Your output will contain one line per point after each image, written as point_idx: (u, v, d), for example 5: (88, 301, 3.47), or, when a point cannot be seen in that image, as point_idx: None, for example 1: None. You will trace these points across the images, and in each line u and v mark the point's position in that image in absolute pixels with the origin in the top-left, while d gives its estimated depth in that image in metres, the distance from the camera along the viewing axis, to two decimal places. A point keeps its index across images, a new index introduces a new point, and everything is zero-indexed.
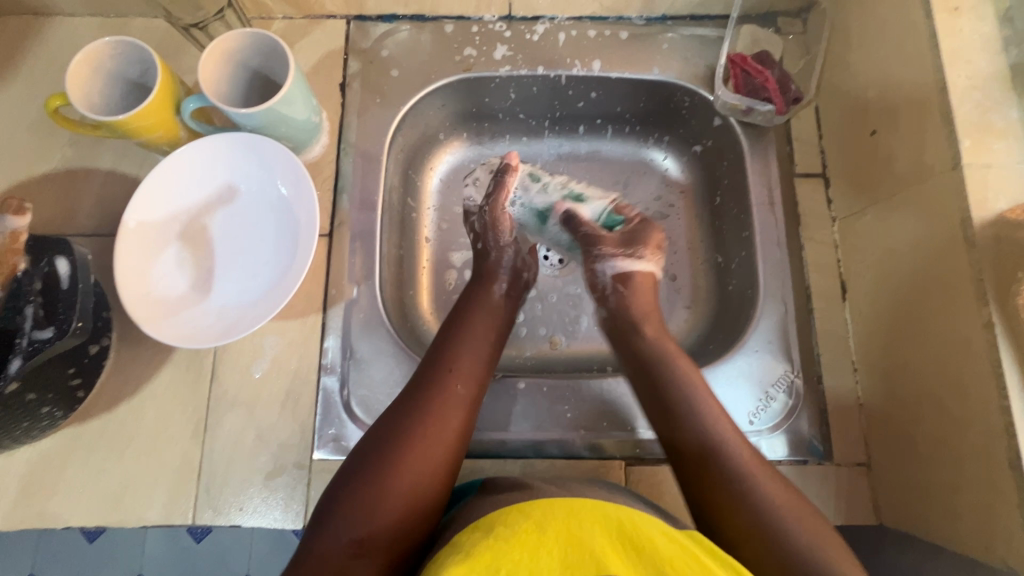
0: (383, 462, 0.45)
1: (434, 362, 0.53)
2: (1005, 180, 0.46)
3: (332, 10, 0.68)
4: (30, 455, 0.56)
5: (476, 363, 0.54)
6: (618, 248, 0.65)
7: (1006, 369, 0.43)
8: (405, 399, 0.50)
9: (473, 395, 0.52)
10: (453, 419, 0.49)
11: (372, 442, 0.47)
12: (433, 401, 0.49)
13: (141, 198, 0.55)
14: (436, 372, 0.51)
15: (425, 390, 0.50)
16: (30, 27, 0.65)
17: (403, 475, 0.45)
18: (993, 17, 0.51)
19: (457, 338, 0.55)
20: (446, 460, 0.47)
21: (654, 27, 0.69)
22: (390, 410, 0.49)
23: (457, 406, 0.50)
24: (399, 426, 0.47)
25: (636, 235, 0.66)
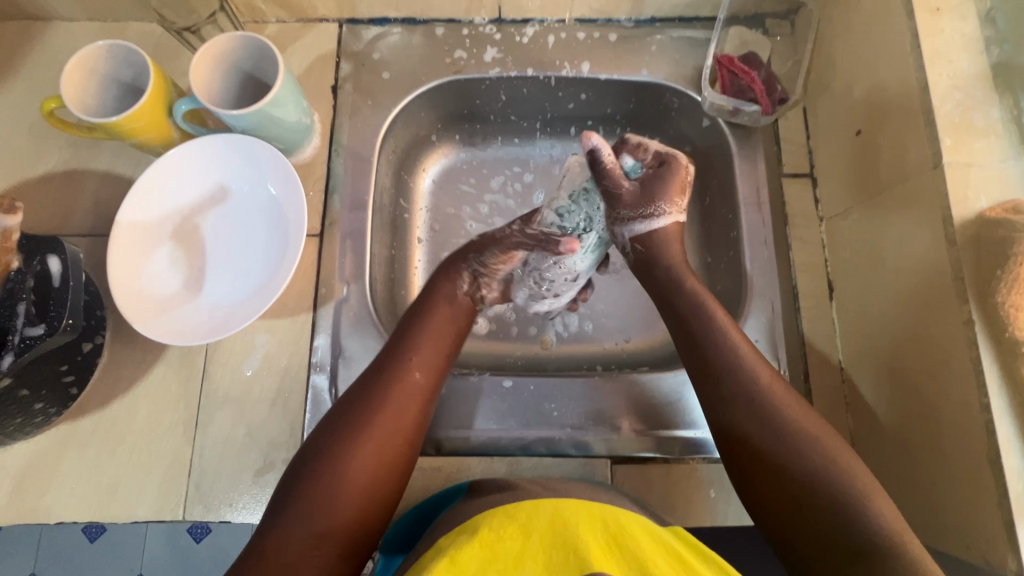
0: (336, 455, 0.45)
1: (391, 354, 0.52)
2: (984, 179, 0.47)
3: (324, 14, 0.69)
4: (25, 451, 0.56)
5: (434, 353, 0.53)
6: (642, 204, 0.54)
7: (985, 367, 0.44)
8: (359, 391, 0.49)
9: (428, 386, 0.51)
10: (407, 411, 0.49)
11: (324, 435, 0.47)
12: (388, 394, 0.49)
13: (134, 198, 0.56)
14: (392, 363, 0.51)
15: (380, 385, 0.49)
16: (29, 32, 0.67)
17: (357, 472, 0.45)
18: (975, 18, 0.51)
19: (416, 328, 0.54)
20: (399, 452, 0.48)
21: (643, 29, 0.70)
22: (343, 407, 0.49)
23: (413, 397, 0.50)
24: (353, 419, 0.47)
25: (657, 185, 0.55)
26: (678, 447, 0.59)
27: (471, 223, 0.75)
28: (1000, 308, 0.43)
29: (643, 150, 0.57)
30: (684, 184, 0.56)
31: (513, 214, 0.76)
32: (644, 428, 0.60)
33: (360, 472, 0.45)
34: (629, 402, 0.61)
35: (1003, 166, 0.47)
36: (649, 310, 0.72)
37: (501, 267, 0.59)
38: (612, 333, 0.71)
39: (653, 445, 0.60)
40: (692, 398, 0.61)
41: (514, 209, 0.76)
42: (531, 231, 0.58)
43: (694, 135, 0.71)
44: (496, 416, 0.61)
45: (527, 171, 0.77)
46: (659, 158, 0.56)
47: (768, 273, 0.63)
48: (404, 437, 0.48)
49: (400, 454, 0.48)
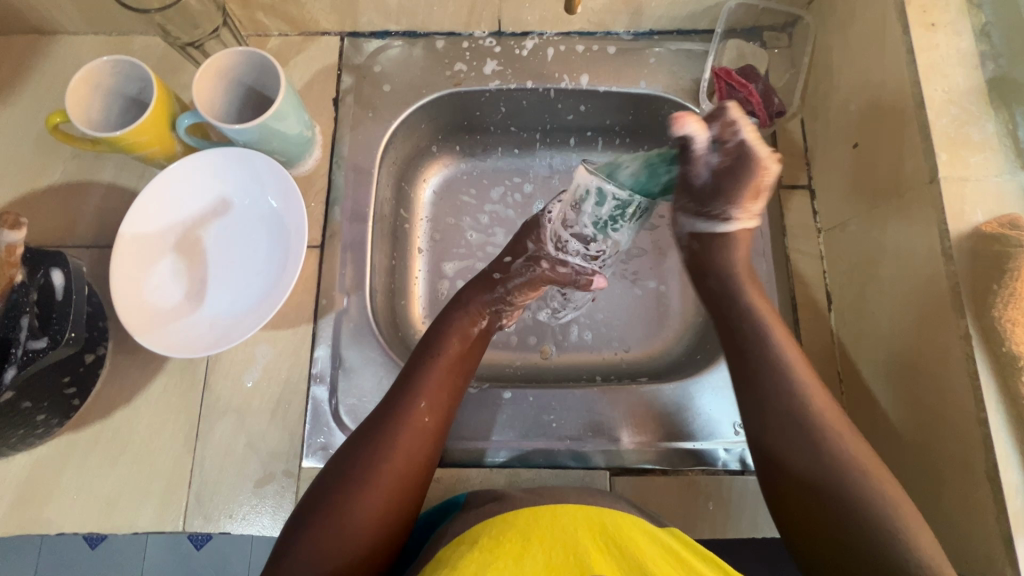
0: (343, 499, 0.46)
1: (399, 392, 0.52)
2: (980, 194, 0.47)
3: (326, 27, 0.70)
4: (27, 461, 0.57)
5: (443, 394, 0.53)
6: (711, 203, 0.57)
7: (983, 381, 0.44)
8: (368, 431, 0.50)
9: (436, 427, 0.52)
10: (414, 453, 0.49)
11: (338, 472, 0.48)
12: (397, 435, 0.49)
13: (137, 211, 0.57)
14: (401, 403, 0.51)
15: (391, 422, 0.50)
16: (35, 46, 0.67)
17: (366, 511, 0.46)
18: (970, 33, 0.51)
19: (424, 366, 0.55)
20: (405, 494, 0.48)
21: (641, 42, 0.70)
22: (356, 441, 0.49)
23: (420, 439, 0.50)
24: (361, 462, 0.48)
25: (732, 186, 0.55)
26: (678, 458, 0.59)
27: (471, 233, 0.76)
28: (997, 322, 0.43)
29: (732, 129, 0.52)
30: (766, 185, 0.55)
31: (513, 225, 0.76)
32: (643, 439, 0.60)
33: (367, 517, 0.46)
34: (628, 414, 0.61)
35: (1000, 180, 0.47)
36: (648, 320, 0.72)
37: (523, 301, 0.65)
38: (611, 343, 0.72)
39: (653, 456, 0.60)
40: (691, 409, 0.61)
41: (514, 220, 0.76)
42: (564, 269, 0.64)
43: None
44: (495, 428, 0.61)
45: (527, 181, 0.78)
46: (743, 153, 0.52)
47: (766, 284, 0.63)
48: (411, 480, 0.49)
49: (405, 497, 0.48)
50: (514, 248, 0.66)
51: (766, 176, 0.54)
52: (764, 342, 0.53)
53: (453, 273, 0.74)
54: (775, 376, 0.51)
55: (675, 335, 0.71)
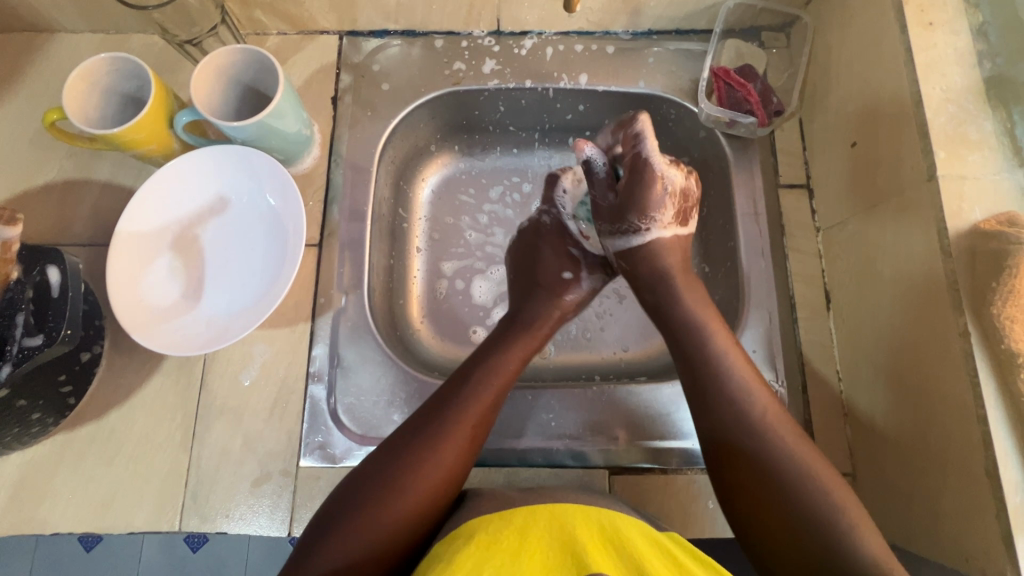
0: (382, 500, 0.46)
1: (449, 399, 0.52)
2: (978, 192, 0.47)
3: (325, 26, 0.70)
4: (21, 460, 0.56)
5: (492, 407, 0.53)
6: (620, 219, 0.60)
7: (982, 378, 0.44)
8: (414, 434, 0.50)
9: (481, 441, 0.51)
10: (457, 464, 0.49)
11: (374, 469, 0.48)
12: (444, 443, 0.49)
13: (134, 209, 0.57)
14: (451, 412, 0.51)
15: (441, 428, 0.50)
16: (32, 44, 0.67)
17: (398, 510, 0.45)
18: (968, 32, 0.52)
19: (479, 376, 0.54)
20: (440, 503, 0.48)
21: (640, 42, 0.70)
22: (399, 439, 0.50)
23: (463, 450, 0.50)
24: (404, 465, 0.47)
25: (632, 198, 0.58)
26: (676, 457, 0.59)
27: (470, 232, 0.76)
28: (996, 320, 0.43)
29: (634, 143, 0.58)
30: (682, 189, 0.60)
31: (512, 224, 0.76)
32: (643, 438, 0.60)
33: (401, 520, 0.45)
34: (627, 413, 0.61)
35: (998, 178, 0.48)
36: (647, 320, 0.72)
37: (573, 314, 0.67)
38: (610, 343, 0.72)
39: (652, 455, 0.59)
40: (690, 409, 0.61)
41: (513, 219, 0.76)
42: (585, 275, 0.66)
43: (691, 146, 0.72)
44: (494, 427, 0.61)
45: (525, 181, 0.78)
46: (632, 164, 0.58)
47: (765, 283, 0.63)
48: (449, 490, 0.48)
49: (439, 505, 0.48)
50: (563, 259, 0.66)
51: (675, 181, 0.59)
52: (712, 355, 0.53)
53: (452, 272, 0.74)
54: (726, 391, 0.51)
55: None
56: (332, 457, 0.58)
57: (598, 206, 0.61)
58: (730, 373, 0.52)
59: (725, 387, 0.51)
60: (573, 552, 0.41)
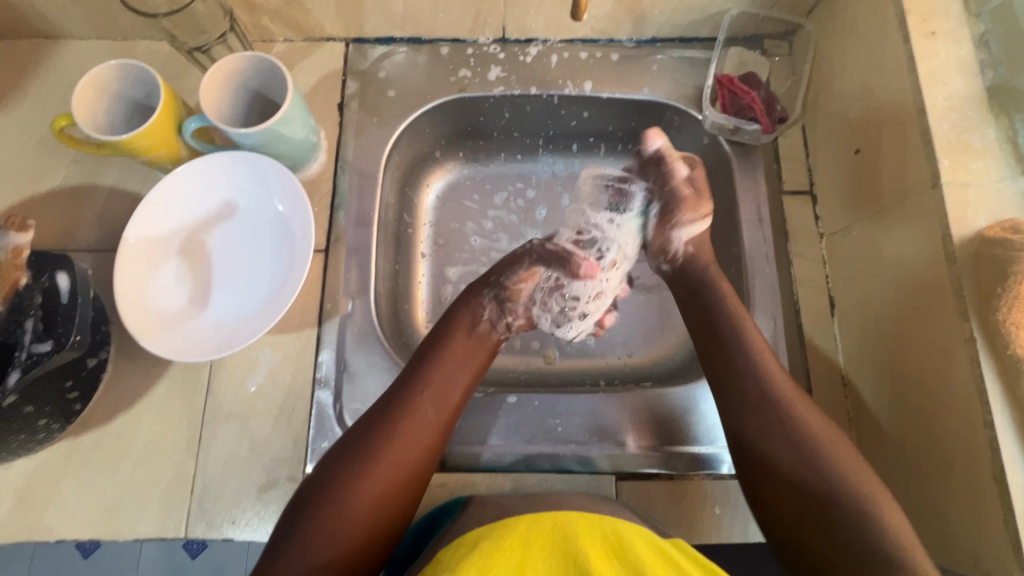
0: (337, 490, 0.46)
1: (402, 388, 0.52)
2: (982, 199, 0.48)
3: (331, 33, 0.70)
4: (27, 467, 0.56)
5: (447, 390, 0.53)
6: (697, 207, 0.62)
7: (988, 384, 0.44)
8: (367, 424, 0.50)
9: (439, 425, 0.51)
10: (414, 450, 0.49)
11: (332, 462, 0.48)
12: (398, 430, 0.49)
13: (141, 215, 0.57)
14: (404, 398, 0.51)
15: (393, 413, 0.50)
16: (39, 51, 0.67)
17: (362, 500, 0.45)
18: (970, 42, 0.52)
19: (431, 364, 0.54)
20: (401, 492, 0.48)
21: (644, 49, 0.71)
22: (357, 429, 0.50)
23: (419, 435, 0.50)
24: (358, 456, 0.47)
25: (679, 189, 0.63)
26: (683, 462, 0.59)
27: (475, 238, 0.76)
28: (1001, 325, 0.44)
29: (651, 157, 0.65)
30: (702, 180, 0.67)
31: (517, 229, 0.76)
32: (649, 444, 0.60)
33: (359, 510, 0.45)
34: (632, 419, 0.61)
35: (1001, 185, 0.48)
36: (650, 325, 0.73)
37: (523, 287, 0.62)
38: (614, 347, 0.72)
39: (659, 460, 0.59)
40: (695, 414, 0.61)
41: (518, 225, 0.77)
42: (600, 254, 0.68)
43: (694, 153, 0.72)
44: (500, 432, 0.61)
45: (530, 187, 0.78)
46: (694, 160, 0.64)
47: (771, 289, 0.63)
48: (407, 477, 0.48)
49: (399, 493, 0.48)
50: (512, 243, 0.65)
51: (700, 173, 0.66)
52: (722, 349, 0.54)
53: (457, 278, 0.74)
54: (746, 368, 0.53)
55: (679, 340, 0.71)
56: None
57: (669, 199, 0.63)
58: (752, 352, 0.53)
59: (748, 363, 0.53)
60: (576, 565, 0.41)
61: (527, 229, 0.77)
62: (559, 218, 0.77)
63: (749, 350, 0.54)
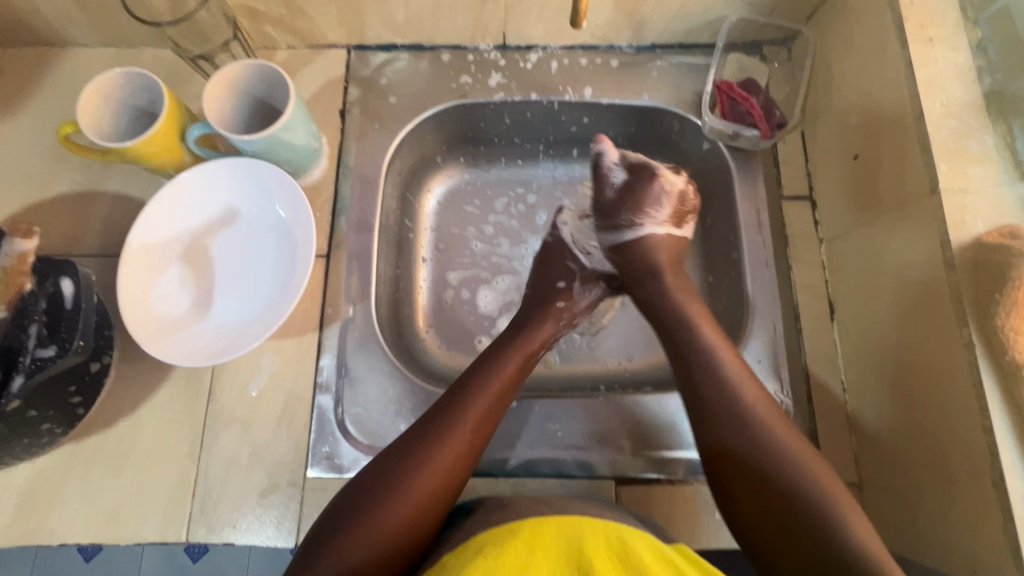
0: (377, 501, 0.46)
1: (447, 404, 0.52)
2: (981, 205, 0.48)
3: (333, 40, 0.71)
4: (29, 471, 0.56)
5: (489, 410, 0.53)
6: (618, 213, 0.64)
7: (987, 389, 0.44)
8: (411, 438, 0.50)
9: (479, 444, 0.51)
10: (453, 467, 0.49)
11: (376, 469, 0.49)
12: (440, 446, 0.49)
13: (145, 221, 0.57)
14: (453, 413, 0.51)
15: (441, 428, 0.51)
16: (46, 58, 0.68)
17: (398, 509, 0.46)
18: (967, 48, 0.53)
19: (476, 381, 0.54)
20: (436, 507, 0.48)
21: (643, 56, 0.71)
22: (403, 439, 0.51)
23: (460, 453, 0.50)
24: (399, 469, 0.48)
25: (640, 195, 0.63)
26: (683, 467, 0.59)
27: (476, 243, 0.76)
28: (1000, 331, 0.44)
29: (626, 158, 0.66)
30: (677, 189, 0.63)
31: (517, 234, 0.77)
32: (649, 449, 0.60)
33: (396, 522, 0.46)
34: (632, 423, 0.61)
35: (999, 191, 0.48)
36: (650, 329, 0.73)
37: (579, 304, 0.66)
38: (615, 352, 0.72)
39: (658, 465, 0.59)
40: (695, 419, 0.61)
41: (518, 230, 0.77)
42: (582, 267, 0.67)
43: (694, 158, 0.73)
44: (500, 437, 0.61)
45: (530, 192, 0.79)
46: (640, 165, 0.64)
47: (770, 294, 0.63)
48: (445, 494, 0.49)
49: (435, 509, 0.48)
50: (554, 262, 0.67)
51: (673, 185, 0.63)
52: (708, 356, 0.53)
53: (457, 282, 0.75)
54: (723, 387, 0.52)
55: None
56: (339, 467, 0.58)
57: (598, 205, 0.65)
58: (727, 370, 0.52)
59: (724, 383, 0.52)
60: (580, 568, 0.41)
61: (528, 234, 0.77)
62: None
63: (723, 369, 0.53)
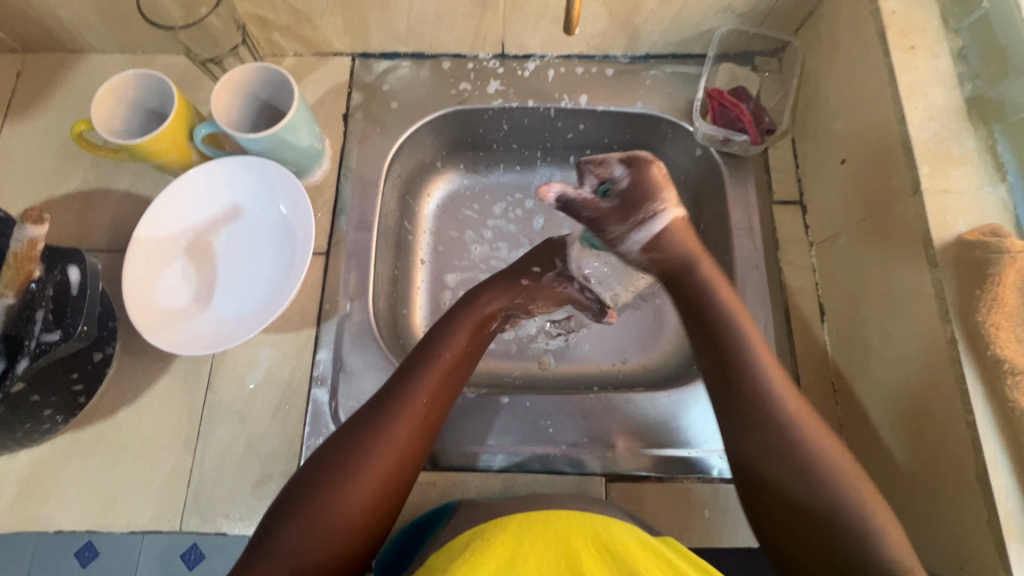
0: (330, 490, 0.45)
1: (397, 391, 0.51)
2: (962, 205, 0.49)
3: (338, 49, 0.74)
4: (30, 458, 0.58)
5: (440, 393, 0.53)
6: (631, 214, 0.58)
7: (969, 384, 0.45)
8: (357, 426, 0.49)
9: (429, 428, 0.51)
10: (405, 454, 0.49)
11: (324, 457, 0.48)
12: (389, 433, 0.49)
13: (151, 215, 0.59)
14: (400, 400, 0.51)
15: (387, 415, 0.50)
16: (65, 64, 0.72)
17: (348, 499, 0.46)
18: (949, 55, 0.55)
19: (422, 364, 0.54)
20: (386, 494, 0.47)
21: (638, 65, 0.74)
22: (348, 428, 0.49)
23: (412, 439, 0.50)
24: (348, 460, 0.47)
25: (639, 191, 0.58)
26: (672, 466, 0.60)
27: (474, 246, 0.78)
28: (982, 327, 0.44)
29: (604, 167, 0.60)
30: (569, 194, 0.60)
31: (515, 238, 0.78)
32: (639, 446, 0.60)
33: (350, 510, 0.45)
34: (624, 421, 0.61)
35: (981, 192, 0.50)
36: (644, 331, 0.73)
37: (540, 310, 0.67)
38: (608, 354, 0.73)
39: (648, 463, 0.60)
40: (688, 418, 0.61)
41: (515, 234, 0.79)
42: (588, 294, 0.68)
43: (688, 164, 0.74)
44: (492, 431, 0.61)
45: (528, 197, 0.80)
46: (627, 158, 0.58)
47: (760, 296, 0.64)
48: (397, 480, 0.48)
49: (388, 495, 0.48)
50: (542, 260, 0.66)
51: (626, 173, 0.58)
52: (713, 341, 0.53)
53: (455, 284, 0.76)
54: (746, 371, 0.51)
55: (671, 348, 0.72)
56: None
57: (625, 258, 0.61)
58: (753, 359, 0.50)
59: (749, 371, 0.50)
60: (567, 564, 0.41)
61: (525, 238, 0.78)
62: (557, 228, 0.79)
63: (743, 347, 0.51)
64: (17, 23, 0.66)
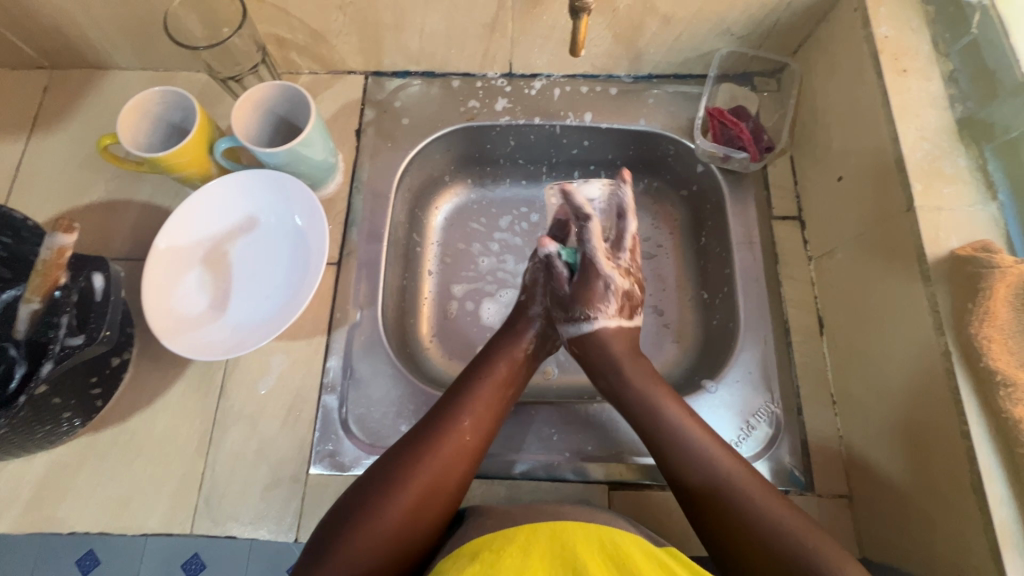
0: (378, 504, 0.48)
1: (446, 410, 0.55)
2: (954, 222, 0.51)
3: (352, 67, 0.76)
4: (47, 460, 0.59)
5: (485, 417, 0.55)
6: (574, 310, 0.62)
7: (963, 395, 0.46)
8: (405, 444, 0.52)
9: (478, 448, 0.54)
10: (451, 469, 0.51)
11: (373, 474, 0.51)
12: (436, 451, 0.51)
13: (171, 226, 0.61)
14: (448, 419, 0.54)
15: (436, 434, 0.53)
16: (89, 80, 0.75)
17: (395, 511, 0.48)
18: (940, 78, 0.57)
19: (472, 386, 0.57)
20: (430, 509, 0.49)
21: (640, 85, 0.76)
22: (396, 447, 0.52)
23: (459, 458, 0.52)
24: (395, 474, 0.50)
25: (587, 294, 0.61)
26: None
27: (481, 259, 0.80)
28: (973, 340, 0.46)
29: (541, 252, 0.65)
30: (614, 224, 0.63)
31: (521, 250, 0.80)
32: (643, 455, 0.61)
33: (395, 524, 0.47)
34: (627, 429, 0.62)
35: (973, 210, 0.51)
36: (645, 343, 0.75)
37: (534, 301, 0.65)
38: None
39: (651, 471, 0.61)
40: None
41: (522, 247, 0.80)
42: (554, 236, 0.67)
43: (690, 179, 0.76)
44: (522, 440, 0.62)
45: (534, 211, 0.82)
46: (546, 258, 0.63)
47: (760, 309, 0.66)
48: (440, 497, 0.50)
49: (430, 511, 0.50)
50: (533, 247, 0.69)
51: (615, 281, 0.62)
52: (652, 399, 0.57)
53: (462, 295, 0.78)
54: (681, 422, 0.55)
55: (673, 359, 0.73)
56: (341, 465, 0.60)
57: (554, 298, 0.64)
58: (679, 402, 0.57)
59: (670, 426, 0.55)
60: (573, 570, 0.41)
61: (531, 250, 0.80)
62: None
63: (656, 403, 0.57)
64: (46, 41, 0.70)
